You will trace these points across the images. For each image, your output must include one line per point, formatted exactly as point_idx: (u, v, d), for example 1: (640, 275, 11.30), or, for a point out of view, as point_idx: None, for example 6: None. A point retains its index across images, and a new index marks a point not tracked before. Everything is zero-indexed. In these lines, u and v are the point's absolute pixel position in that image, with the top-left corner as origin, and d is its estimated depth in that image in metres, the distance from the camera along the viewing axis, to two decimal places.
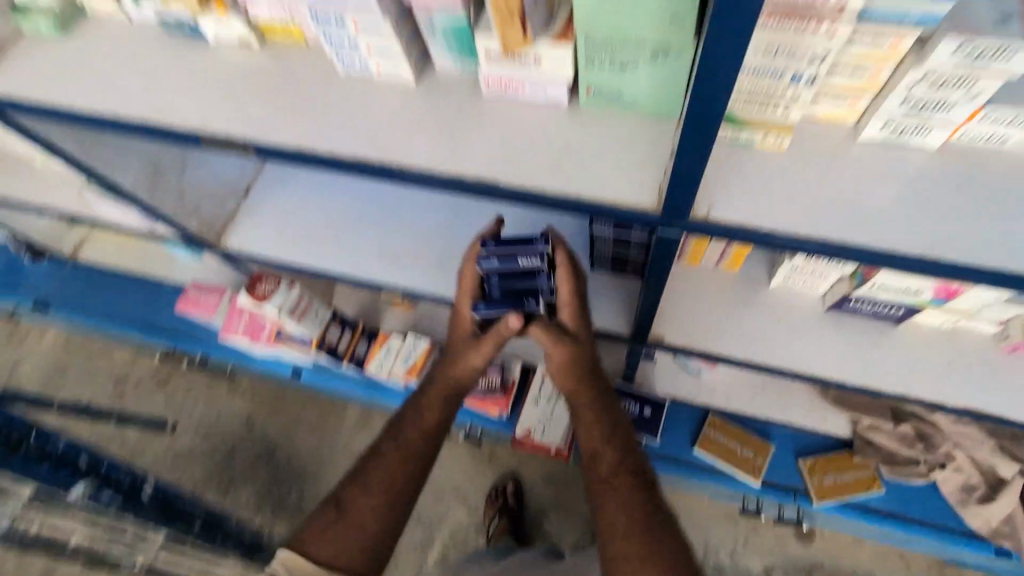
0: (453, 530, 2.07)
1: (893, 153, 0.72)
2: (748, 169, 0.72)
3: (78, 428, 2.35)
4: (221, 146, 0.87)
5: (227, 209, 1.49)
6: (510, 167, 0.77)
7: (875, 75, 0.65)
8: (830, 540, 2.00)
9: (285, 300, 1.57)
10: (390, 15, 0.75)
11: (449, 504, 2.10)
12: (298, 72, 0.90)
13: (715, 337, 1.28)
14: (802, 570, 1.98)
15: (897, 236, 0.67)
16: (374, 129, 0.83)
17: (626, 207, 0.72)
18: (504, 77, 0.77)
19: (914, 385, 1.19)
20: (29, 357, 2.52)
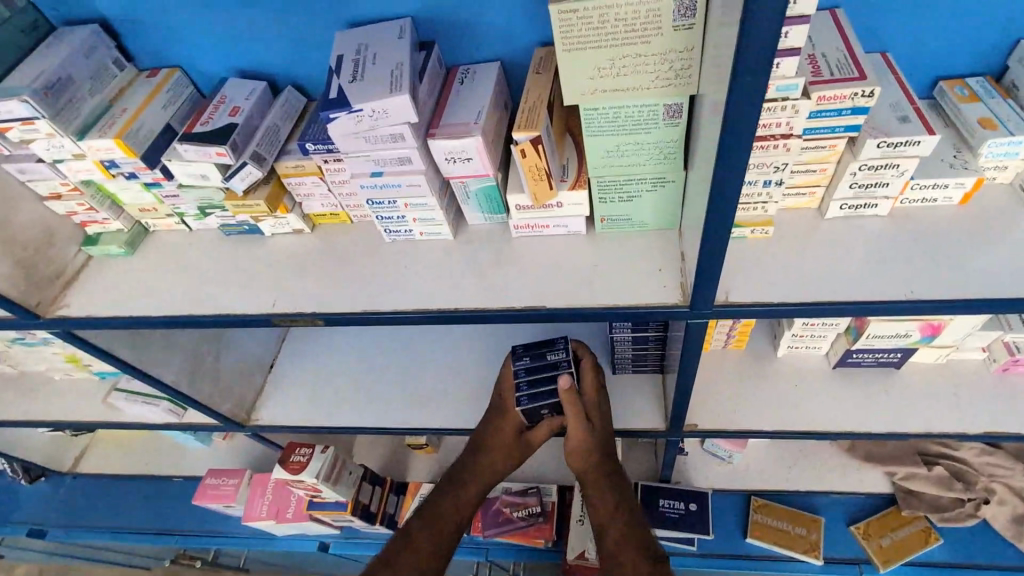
0: None
1: (855, 223, 0.89)
2: (748, 258, 0.87)
3: None
4: (287, 322, 0.97)
5: (255, 384, 1.55)
6: (552, 293, 0.90)
7: (824, 170, 0.83)
8: None
9: (323, 466, 1.53)
10: (437, 190, 0.90)
11: None
12: (347, 246, 1.04)
13: (741, 413, 1.36)
14: None
15: (884, 289, 0.81)
16: (425, 282, 0.96)
17: (660, 306, 0.85)
18: (533, 221, 0.93)
19: (933, 422, 1.28)
20: None
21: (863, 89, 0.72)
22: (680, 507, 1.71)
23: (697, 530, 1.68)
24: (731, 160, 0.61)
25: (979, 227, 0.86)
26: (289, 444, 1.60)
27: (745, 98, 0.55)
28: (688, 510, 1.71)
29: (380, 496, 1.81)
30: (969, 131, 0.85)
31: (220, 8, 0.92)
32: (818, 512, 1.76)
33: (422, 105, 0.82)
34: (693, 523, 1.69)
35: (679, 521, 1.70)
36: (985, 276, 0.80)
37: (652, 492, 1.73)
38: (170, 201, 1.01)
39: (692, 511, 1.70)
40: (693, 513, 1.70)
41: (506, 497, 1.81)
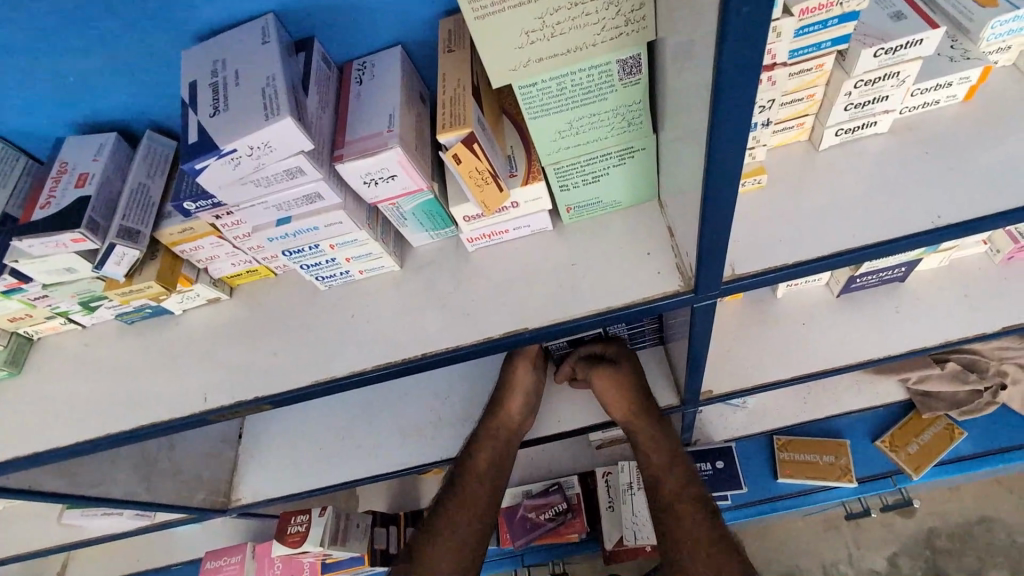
0: None
1: (853, 149, 0.76)
2: (744, 217, 0.74)
3: None
4: (227, 416, 0.80)
5: (226, 462, 1.38)
6: (534, 309, 0.75)
7: (811, 96, 0.70)
8: (933, 498, 1.93)
9: (325, 531, 1.38)
10: (366, 222, 0.73)
11: None
12: (277, 305, 0.86)
13: (752, 368, 1.27)
14: (921, 544, 1.88)
15: (910, 220, 0.69)
16: (380, 328, 0.80)
17: (661, 298, 0.71)
18: (488, 230, 0.78)
19: (951, 329, 1.19)
20: None
21: None
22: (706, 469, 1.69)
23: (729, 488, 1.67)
24: (729, 121, 0.47)
25: (990, 122, 0.74)
26: (284, 514, 1.44)
27: (746, 34, 0.40)
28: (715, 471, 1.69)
29: (397, 534, 1.69)
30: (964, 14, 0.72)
31: (30, 54, 0.71)
32: (841, 435, 1.71)
33: (317, 123, 0.65)
34: (724, 483, 1.68)
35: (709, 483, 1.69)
36: (1016, 180, 0.69)
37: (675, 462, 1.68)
38: (44, 303, 0.81)
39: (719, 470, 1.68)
40: (721, 473, 1.68)
41: (528, 502, 1.71)
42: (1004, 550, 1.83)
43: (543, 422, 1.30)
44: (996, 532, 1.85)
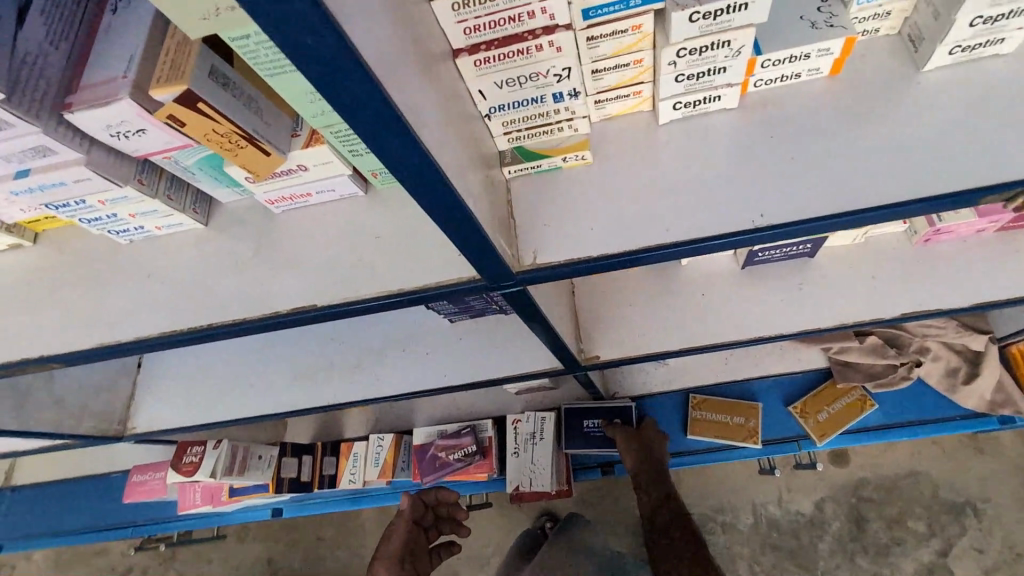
0: None
1: (698, 125, 0.66)
2: (560, 198, 0.66)
3: None
4: (21, 371, 0.76)
5: (121, 392, 1.41)
6: (327, 285, 0.69)
7: (639, 62, 0.59)
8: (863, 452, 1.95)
9: (218, 462, 1.44)
10: (135, 176, 0.66)
11: None
12: (89, 256, 0.81)
13: (648, 337, 1.21)
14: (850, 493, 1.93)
15: (730, 218, 0.60)
16: (175, 291, 0.75)
17: (451, 284, 0.64)
18: (286, 192, 0.70)
19: (851, 312, 1.11)
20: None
21: None
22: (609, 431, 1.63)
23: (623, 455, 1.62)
24: (402, 129, 0.37)
25: (855, 103, 0.64)
26: (183, 442, 1.50)
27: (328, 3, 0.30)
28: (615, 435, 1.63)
29: (312, 464, 1.77)
30: None
31: None
32: (755, 398, 1.69)
33: (33, 65, 0.54)
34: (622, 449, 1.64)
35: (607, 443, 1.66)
36: (859, 177, 0.59)
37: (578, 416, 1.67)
38: None
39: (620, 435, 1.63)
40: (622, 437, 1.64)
41: (440, 441, 1.73)
42: (927, 504, 1.87)
43: (428, 376, 1.29)
44: (922, 487, 1.89)
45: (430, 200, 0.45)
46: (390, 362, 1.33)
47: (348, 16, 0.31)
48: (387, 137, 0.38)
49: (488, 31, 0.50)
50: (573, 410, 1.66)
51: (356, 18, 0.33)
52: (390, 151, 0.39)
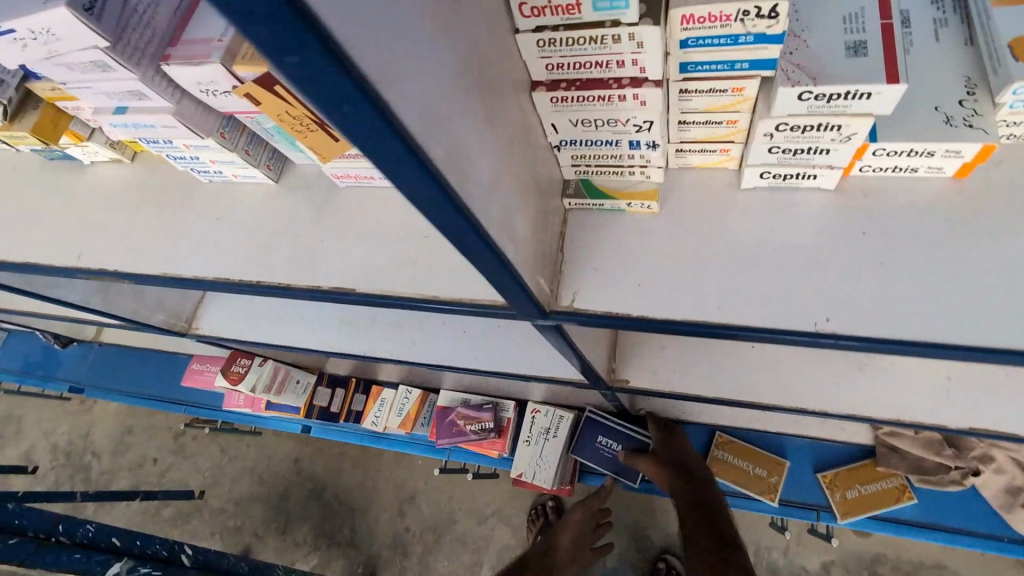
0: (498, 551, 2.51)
1: (781, 198, 0.60)
2: (613, 243, 0.63)
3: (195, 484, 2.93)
4: (102, 277, 0.85)
5: (192, 295, 1.55)
6: (368, 274, 0.71)
7: (733, 122, 0.54)
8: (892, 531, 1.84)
9: (259, 379, 1.55)
10: (218, 129, 0.69)
11: (491, 524, 2.56)
12: (172, 184, 0.87)
13: (686, 377, 1.14)
14: (863, 564, 1.83)
15: (790, 313, 0.57)
16: (239, 240, 0.79)
17: (481, 304, 0.65)
18: (351, 172, 0.71)
19: (914, 410, 1.03)
20: (143, 439, 3.13)
21: (756, 6, 0.40)
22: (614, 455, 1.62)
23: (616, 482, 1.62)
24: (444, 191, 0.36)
25: (969, 218, 0.56)
26: (233, 352, 1.60)
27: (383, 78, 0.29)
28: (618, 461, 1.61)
29: (343, 397, 1.88)
30: (993, 62, 0.49)
31: None
32: (785, 454, 1.61)
33: (143, 16, 0.56)
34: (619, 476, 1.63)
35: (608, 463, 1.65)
36: (943, 308, 0.53)
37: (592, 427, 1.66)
38: None
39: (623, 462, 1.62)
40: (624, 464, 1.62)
41: (462, 410, 1.79)
42: None
43: (459, 353, 1.34)
44: None
45: (467, 250, 0.45)
46: (429, 330, 1.39)
47: (403, 89, 0.30)
48: (429, 196, 0.37)
49: (570, 71, 0.47)
50: (590, 419, 1.64)
51: (411, 90, 0.31)
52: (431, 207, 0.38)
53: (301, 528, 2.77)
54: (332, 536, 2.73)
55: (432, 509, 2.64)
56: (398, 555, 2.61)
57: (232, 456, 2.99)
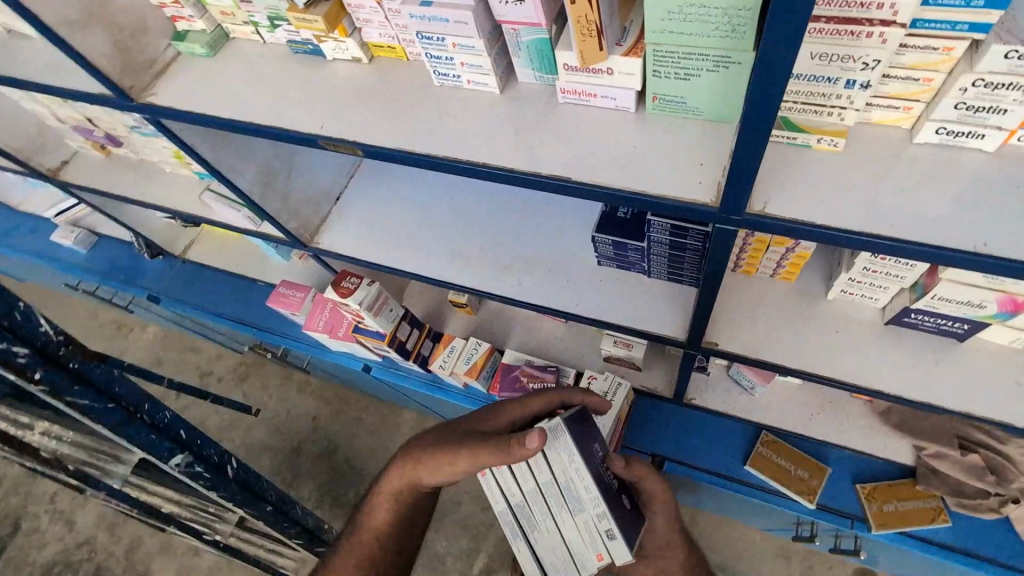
0: (496, 542, 2.51)
1: (948, 154, 0.76)
2: (803, 169, 0.78)
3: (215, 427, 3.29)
4: (332, 147, 1.03)
5: (320, 212, 1.69)
6: (578, 167, 0.88)
7: (928, 80, 0.70)
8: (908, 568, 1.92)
9: (367, 296, 1.71)
10: (487, 36, 0.87)
11: None
12: (396, 86, 1.05)
13: (769, 348, 1.30)
14: None
15: (955, 235, 0.71)
16: (461, 130, 0.96)
17: (689, 203, 0.80)
18: (578, 86, 0.88)
19: (979, 405, 1.17)
20: None
21: None
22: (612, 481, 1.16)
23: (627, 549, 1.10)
24: (787, 38, 0.54)
25: None
26: (342, 271, 1.78)
27: None
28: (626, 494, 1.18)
29: (417, 337, 2.00)
30: None
31: None
32: (826, 462, 1.71)
33: None
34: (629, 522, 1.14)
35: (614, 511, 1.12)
36: None
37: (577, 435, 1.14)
38: (246, 10, 1.08)
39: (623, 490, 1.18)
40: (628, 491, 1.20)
41: (527, 368, 1.90)
42: None
43: (561, 298, 1.48)
44: None
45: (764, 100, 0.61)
46: (535, 274, 1.52)
47: None
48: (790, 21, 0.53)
49: (836, 9, 0.64)
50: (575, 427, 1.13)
51: None
52: (769, 54, 0.56)
53: (308, 484, 3.06)
54: (336, 495, 3.00)
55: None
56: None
57: (253, 401, 3.33)
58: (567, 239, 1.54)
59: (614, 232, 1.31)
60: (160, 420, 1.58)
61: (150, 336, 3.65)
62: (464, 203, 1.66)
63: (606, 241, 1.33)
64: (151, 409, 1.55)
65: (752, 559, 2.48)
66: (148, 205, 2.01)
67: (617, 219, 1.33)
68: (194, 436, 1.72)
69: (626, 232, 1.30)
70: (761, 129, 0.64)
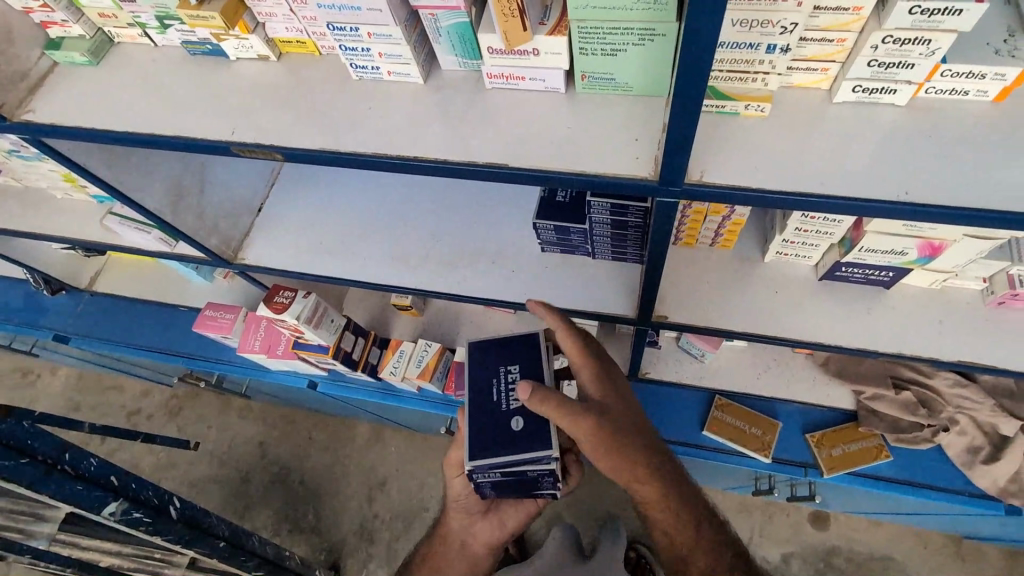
0: None
1: (865, 111, 0.80)
2: (736, 135, 0.79)
3: (151, 468, 3.05)
4: (247, 154, 0.95)
5: (241, 226, 1.57)
6: (514, 153, 0.85)
7: (842, 41, 0.74)
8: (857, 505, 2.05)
9: (304, 309, 1.60)
10: (402, 22, 0.83)
11: None
12: (310, 83, 0.98)
13: (716, 315, 1.33)
14: None
15: (882, 187, 0.74)
16: (386, 124, 0.91)
17: (628, 178, 0.79)
18: (505, 70, 0.84)
19: (907, 347, 1.25)
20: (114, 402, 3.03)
21: None
22: (513, 402, 1.21)
23: (479, 456, 1.16)
24: (710, 9, 0.55)
25: (1006, 134, 0.76)
26: (275, 286, 1.67)
27: None
28: (519, 416, 1.19)
29: (364, 346, 1.92)
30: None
31: None
32: (777, 417, 1.80)
33: None
34: (505, 442, 1.17)
35: (488, 423, 1.20)
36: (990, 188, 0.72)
37: (490, 354, 1.29)
38: (129, 10, 0.97)
39: (521, 412, 1.20)
40: (531, 421, 1.19)
41: None
42: None
43: (509, 287, 1.45)
44: None
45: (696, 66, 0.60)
46: (480, 265, 1.48)
47: None
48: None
49: None
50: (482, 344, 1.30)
51: None
52: (696, 23, 0.56)
53: (262, 513, 2.89)
54: (295, 520, 2.86)
55: (402, 496, 2.83)
56: (365, 542, 2.77)
57: (192, 434, 3.11)
58: (508, 227, 1.52)
59: (555, 216, 1.30)
60: (84, 467, 1.52)
61: (64, 381, 3.32)
62: (395, 201, 1.59)
63: (548, 226, 1.31)
64: (72, 455, 1.50)
65: None
66: (41, 237, 1.80)
67: (556, 203, 1.31)
68: (127, 481, 1.61)
69: (567, 215, 1.29)
70: (694, 99, 0.64)
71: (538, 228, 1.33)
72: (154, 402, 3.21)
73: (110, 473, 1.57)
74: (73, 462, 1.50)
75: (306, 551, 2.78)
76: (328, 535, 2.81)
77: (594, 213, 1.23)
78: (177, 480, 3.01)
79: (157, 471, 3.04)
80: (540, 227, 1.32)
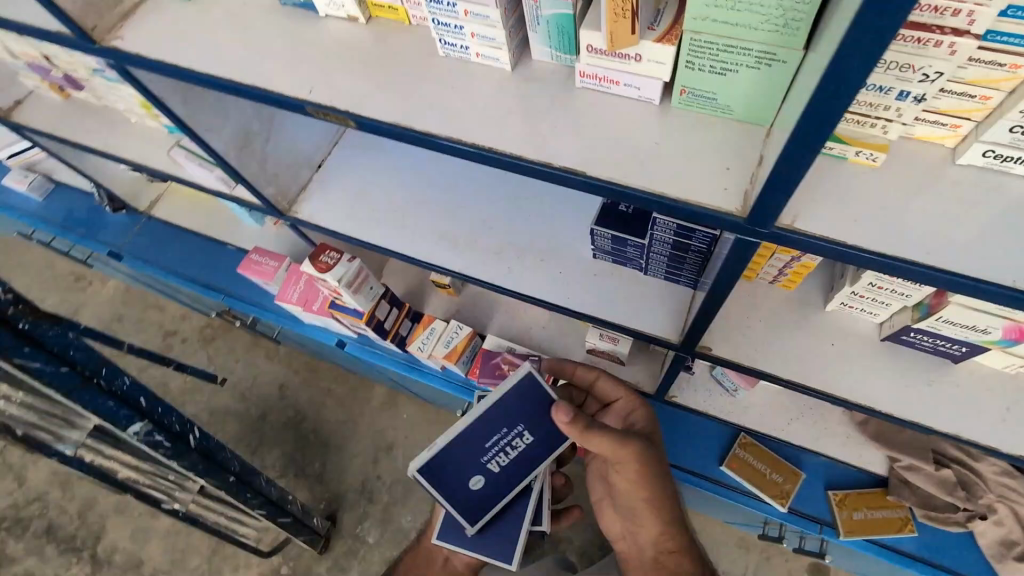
0: None
1: (989, 180, 0.72)
2: (838, 182, 0.73)
3: (176, 390, 3.17)
4: (321, 116, 0.93)
5: (300, 179, 1.58)
6: (596, 161, 0.80)
7: (985, 99, 0.67)
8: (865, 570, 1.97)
9: (346, 273, 1.60)
10: (503, 6, 0.78)
11: None
12: (394, 52, 0.95)
13: (765, 357, 1.27)
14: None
15: (996, 268, 0.67)
16: (465, 108, 0.88)
17: (713, 210, 0.73)
18: (600, 72, 0.80)
19: (967, 428, 1.16)
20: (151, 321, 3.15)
21: None
22: (491, 462, 1.20)
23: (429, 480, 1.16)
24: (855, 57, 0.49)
25: None
26: (321, 245, 1.66)
27: None
28: (482, 477, 1.20)
29: (397, 317, 1.92)
30: None
31: None
32: (801, 467, 1.73)
33: None
34: (457, 484, 1.19)
35: (459, 458, 1.18)
36: None
37: (517, 402, 1.21)
38: None
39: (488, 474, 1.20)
40: (492, 486, 1.22)
41: (507, 356, 1.84)
42: None
43: (552, 289, 1.42)
44: None
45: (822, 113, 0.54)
46: (527, 261, 1.45)
47: None
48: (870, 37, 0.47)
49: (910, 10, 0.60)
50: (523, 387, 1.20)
51: None
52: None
53: (270, 452, 2.98)
54: (299, 465, 2.93)
55: (405, 464, 2.87)
56: (364, 500, 2.82)
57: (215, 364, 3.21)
58: (561, 227, 1.47)
59: (614, 226, 1.25)
60: (117, 385, 1.55)
61: (109, 292, 3.47)
62: (452, 181, 1.57)
63: (604, 235, 1.26)
64: (108, 372, 1.53)
65: (714, 550, 2.52)
66: (111, 157, 1.86)
67: (618, 213, 1.26)
68: (154, 405, 1.67)
69: (627, 228, 1.24)
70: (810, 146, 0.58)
71: (593, 235, 1.28)
72: (185, 327, 3.32)
73: (139, 394, 1.60)
74: (109, 379, 1.53)
75: (305, 497, 2.86)
76: (328, 485, 2.87)
77: (656, 232, 1.18)
78: (198, 406, 3.12)
79: (180, 394, 3.16)
80: (596, 234, 1.28)
